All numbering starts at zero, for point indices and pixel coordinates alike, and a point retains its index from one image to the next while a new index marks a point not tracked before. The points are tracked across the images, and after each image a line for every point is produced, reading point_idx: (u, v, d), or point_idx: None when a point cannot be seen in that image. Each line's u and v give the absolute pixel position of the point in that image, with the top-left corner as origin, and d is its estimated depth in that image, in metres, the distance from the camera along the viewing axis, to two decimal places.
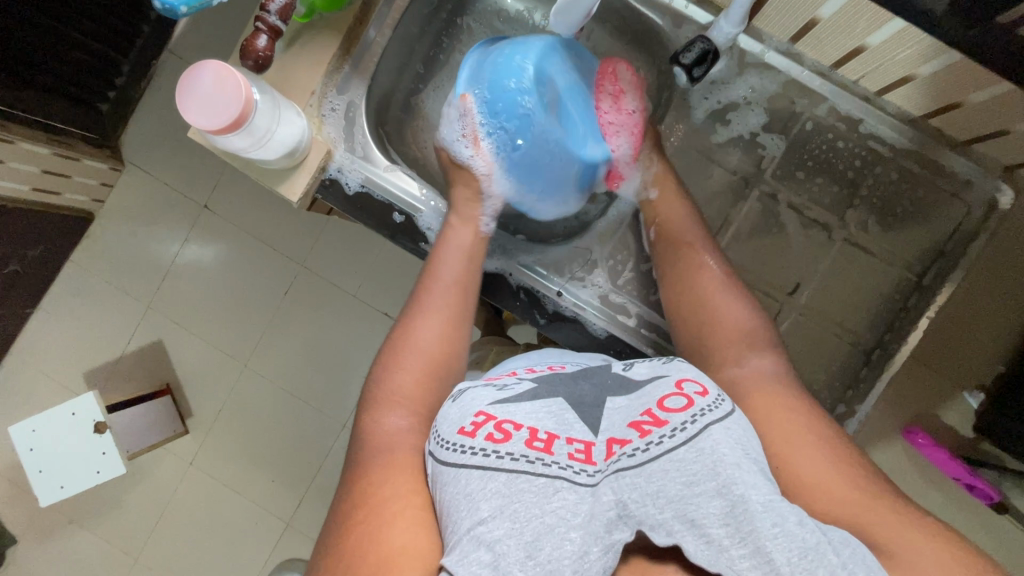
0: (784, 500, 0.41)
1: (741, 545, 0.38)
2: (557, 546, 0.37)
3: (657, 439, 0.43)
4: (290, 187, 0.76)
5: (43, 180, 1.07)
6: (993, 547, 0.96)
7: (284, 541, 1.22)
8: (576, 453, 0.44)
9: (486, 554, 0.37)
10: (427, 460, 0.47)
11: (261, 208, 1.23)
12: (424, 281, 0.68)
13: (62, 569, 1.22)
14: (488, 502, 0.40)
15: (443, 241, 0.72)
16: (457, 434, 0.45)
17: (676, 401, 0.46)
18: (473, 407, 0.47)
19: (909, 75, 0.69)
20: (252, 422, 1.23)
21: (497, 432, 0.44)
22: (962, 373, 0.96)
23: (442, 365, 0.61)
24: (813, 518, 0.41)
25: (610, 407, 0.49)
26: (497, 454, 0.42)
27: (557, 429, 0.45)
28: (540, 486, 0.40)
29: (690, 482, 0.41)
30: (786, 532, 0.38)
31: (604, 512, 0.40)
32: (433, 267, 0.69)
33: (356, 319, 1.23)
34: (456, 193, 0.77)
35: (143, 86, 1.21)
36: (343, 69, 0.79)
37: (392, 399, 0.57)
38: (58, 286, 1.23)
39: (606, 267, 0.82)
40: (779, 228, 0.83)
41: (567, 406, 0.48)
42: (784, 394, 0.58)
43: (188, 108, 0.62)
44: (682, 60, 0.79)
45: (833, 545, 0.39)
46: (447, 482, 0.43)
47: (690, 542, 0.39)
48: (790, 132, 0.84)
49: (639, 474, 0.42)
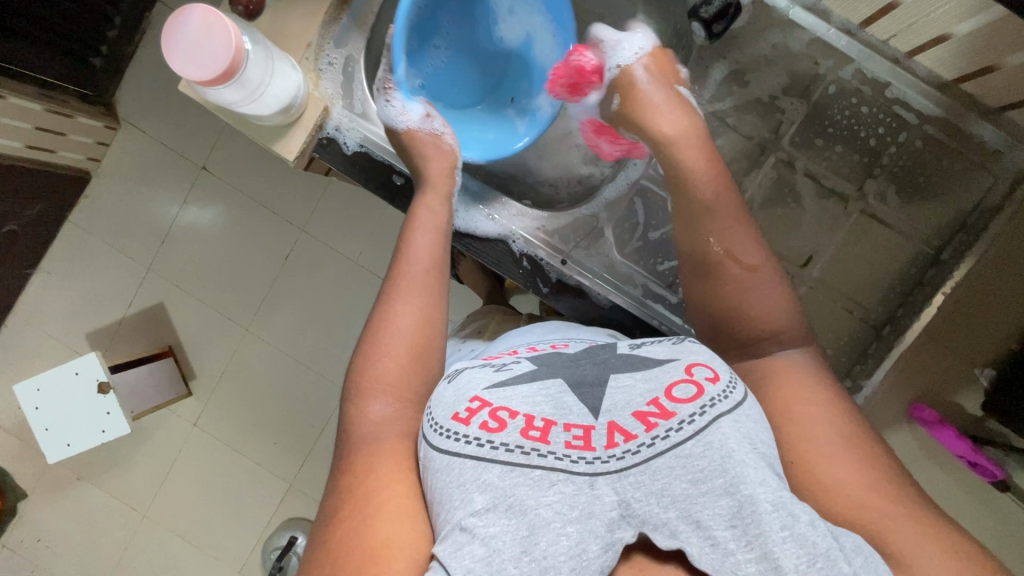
0: (795, 499, 0.40)
1: (748, 549, 0.37)
2: (553, 542, 0.37)
3: (663, 433, 0.42)
4: (285, 144, 0.72)
5: (38, 137, 1.03)
6: (988, 521, 0.97)
7: (288, 501, 1.24)
8: (573, 441, 0.42)
9: (480, 548, 0.37)
10: (421, 444, 0.46)
11: (261, 168, 1.20)
12: (392, 274, 0.62)
13: (70, 525, 1.24)
14: (483, 493, 0.39)
15: (414, 221, 0.66)
16: (451, 420, 0.44)
17: (686, 389, 0.44)
18: (469, 391, 0.46)
19: (944, 35, 0.66)
20: (255, 385, 1.23)
21: (492, 420, 0.43)
22: (973, 349, 0.95)
23: (424, 351, 0.57)
24: (824, 521, 0.40)
25: (615, 384, 0.47)
26: (492, 444, 0.41)
27: (555, 415, 0.44)
28: (536, 478, 0.40)
29: (696, 480, 0.40)
30: (794, 536, 0.37)
31: (605, 511, 0.39)
32: (402, 258, 0.62)
33: (358, 285, 1.22)
34: (430, 170, 0.70)
35: (136, 39, 1.17)
36: (342, 20, 0.75)
37: (378, 385, 0.54)
38: (56, 246, 1.20)
39: (613, 235, 0.79)
40: (795, 198, 0.80)
41: (566, 388, 0.47)
42: (804, 384, 0.54)
43: (174, 55, 0.59)
44: (703, 14, 0.76)
45: (844, 552, 0.38)
46: (439, 470, 0.42)
47: (694, 545, 0.38)
48: (811, 95, 0.80)
49: (644, 472, 0.41)
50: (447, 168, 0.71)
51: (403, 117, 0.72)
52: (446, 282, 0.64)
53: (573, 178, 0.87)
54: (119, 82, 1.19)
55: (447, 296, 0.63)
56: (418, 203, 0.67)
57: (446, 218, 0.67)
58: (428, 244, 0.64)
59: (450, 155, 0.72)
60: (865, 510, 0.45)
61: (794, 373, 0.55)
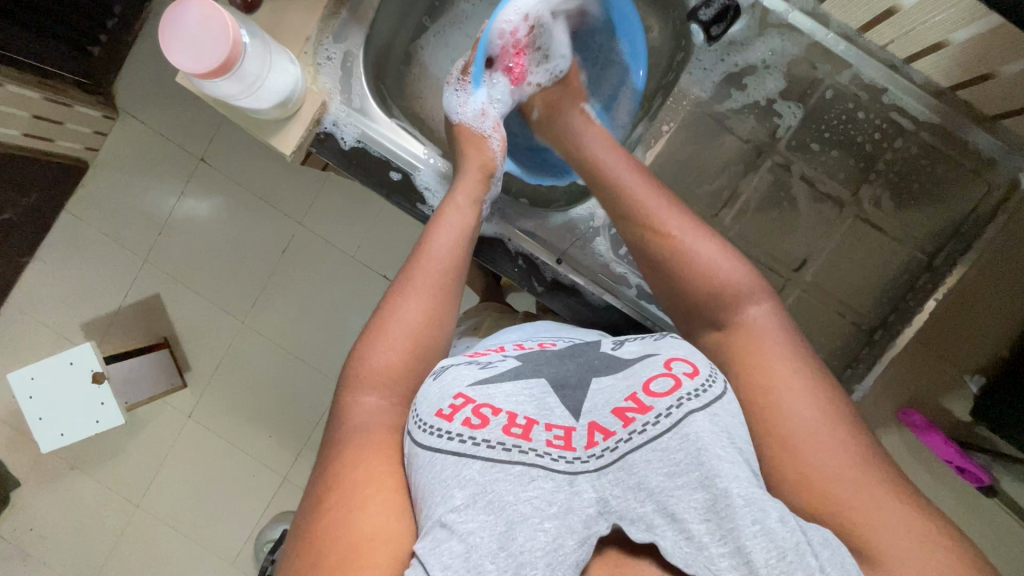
0: (766, 493, 0.40)
1: (721, 543, 0.37)
2: (530, 537, 0.37)
3: (640, 427, 0.42)
4: (283, 139, 0.73)
5: (35, 125, 1.03)
6: (977, 526, 0.97)
7: (280, 495, 1.25)
8: (554, 440, 0.43)
9: (458, 544, 0.37)
10: (405, 441, 0.47)
11: (260, 162, 1.20)
12: (407, 271, 0.62)
13: (62, 515, 1.24)
14: (462, 489, 0.40)
15: (441, 218, 0.66)
16: (434, 417, 0.44)
17: (662, 383, 0.45)
18: (453, 388, 0.46)
19: (942, 42, 0.66)
20: (250, 377, 1.23)
21: (475, 417, 0.43)
22: (964, 356, 0.95)
23: (426, 345, 0.57)
24: (794, 515, 0.40)
25: (596, 386, 0.47)
26: (474, 441, 0.42)
27: (538, 415, 0.44)
28: (516, 474, 0.40)
29: (672, 473, 0.40)
30: (765, 530, 0.37)
31: (584, 508, 0.39)
32: (419, 256, 0.62)
33: (354, 281, 1.22)
34: (465, 169, 0.70)
35: (136, 29, 1.17)
36: (341, 14, 0.75)
37: (372, 377, 0.54)
38: (52, 235, 1.20)
39: (608, 235, 0.81)
40: (791, 202, 0.80)
41: (549, 388, 0.47)
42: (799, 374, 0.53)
43: (172, 47, 0.58)
44: (701, 16, 0.77)
45: (813, 546, 0.38)
46: (422, 466, 0.42)
47: (669, 539, 0.38)
48: (808, 100, 0.80)
49: (622, 469, 0.41)
50: (483, 171, 0.71)
51: (462, 112, 0.74)
52: (461, 283, 0.64)
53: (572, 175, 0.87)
54: (117, 72, 1.18)
55: (462, 296, 0.63)
56: (450, 202, 0.67)
57: (472, 220, 0.67)
58: (453, 244, 0.64)
59: (489, 160, 0.72)
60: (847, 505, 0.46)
61: (762, 337, 0.55)
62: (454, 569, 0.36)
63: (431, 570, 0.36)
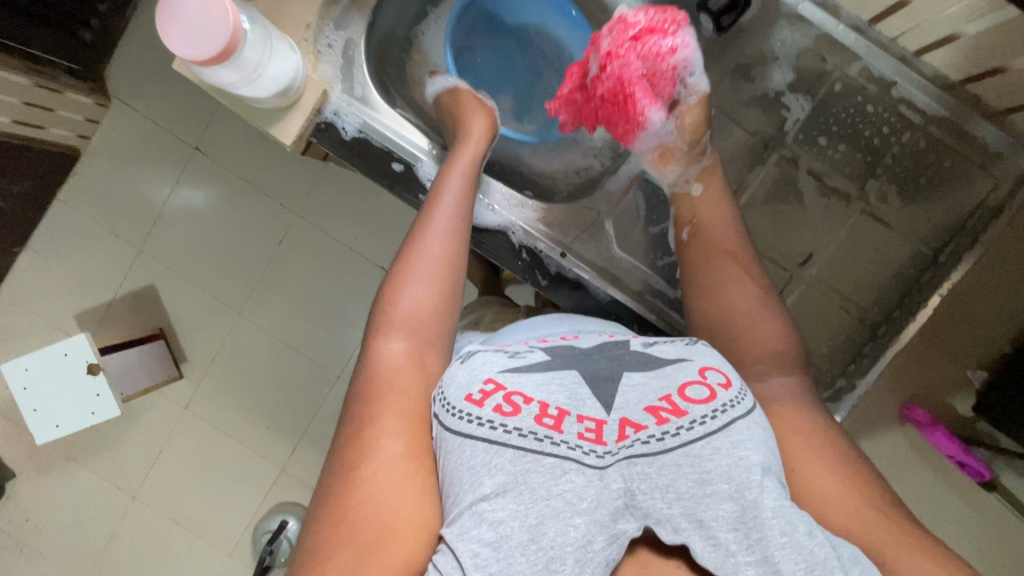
0: (794, 507, 0.40)
1: (748, 551, 0.37)
2: (561, 532, 0.37)
3: (674, 430, 0.42)
4: (283, 128, 0.71)
5: (26, 113, 1.00)
6: (973, 519, 0.98)
7: (280, 486, 1.24)
8: (586, 433, 0.42)
9: (487, 532, 0.37)
10: (434, 422, 0.45)
11: (256, 151, 1.18)
12: (416, 231, 0.60)
13: (59, 505, 1.23)
14: (492, 478, 0.39)
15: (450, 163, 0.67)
16: (464, 400, 0.43)
17: (698, 391, 0.45)
18: (483, 373, 0.45)
19: (953, 35, 0.67)
20: (248, 369, 1.23)
21: (506, 404, 0.43)
22: (966, 352, 0.96)
23: (449, 294, 0.57)
24: (821, 529, 0.40)
25: (627, 383, 0.47)
26: (506, 428, 0.41)
27: (569, 405, 0.44)
28: (547, 467, 0.40)
29: (702, 481, 0.40)
30: (794, 543, 0.37)
31: (612, 500, 0.39)
32: (428, 216, 0.60)
33: (353, 271, 1.21)
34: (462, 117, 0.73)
35: (128, 15, 1.14)
36: (342, 2, 0.74)
37: (399, 329, 0.53)
38: (45, 223, 1.18)
39: (614, 225, 0.79)
40: (798, 196, 0.80)
41: (581, 380, 0.47)
42: (801, 406, 0.55)
43: (169, 32, 0.57)
44: (711, 7, 0.79)
45: (842, 562, 0.38)
46: (452, 451, 0.42)
47: (697, 542, 0.38)
48: (817, 93, 0.80)
49: (651, 464, 0.41)
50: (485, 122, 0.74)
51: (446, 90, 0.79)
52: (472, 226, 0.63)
53: (572, 169, 0.88)
54: (110, 60, 1.16)
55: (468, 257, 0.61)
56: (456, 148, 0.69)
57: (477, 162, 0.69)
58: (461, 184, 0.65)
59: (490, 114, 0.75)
60: (857, 516, 0.47)
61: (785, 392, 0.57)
62: (484, 559, 0.36)
63: (460, 558, 0.36)
